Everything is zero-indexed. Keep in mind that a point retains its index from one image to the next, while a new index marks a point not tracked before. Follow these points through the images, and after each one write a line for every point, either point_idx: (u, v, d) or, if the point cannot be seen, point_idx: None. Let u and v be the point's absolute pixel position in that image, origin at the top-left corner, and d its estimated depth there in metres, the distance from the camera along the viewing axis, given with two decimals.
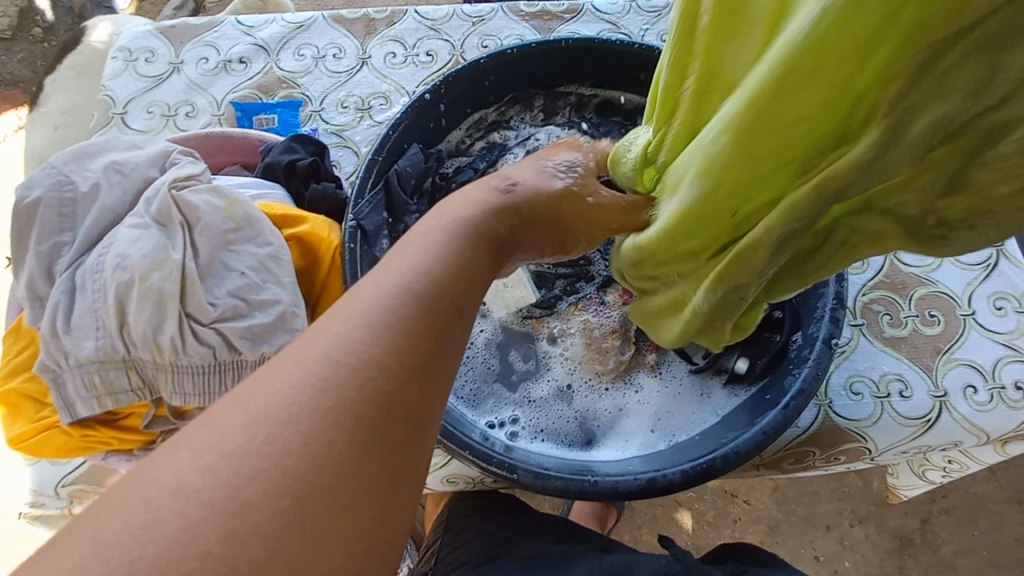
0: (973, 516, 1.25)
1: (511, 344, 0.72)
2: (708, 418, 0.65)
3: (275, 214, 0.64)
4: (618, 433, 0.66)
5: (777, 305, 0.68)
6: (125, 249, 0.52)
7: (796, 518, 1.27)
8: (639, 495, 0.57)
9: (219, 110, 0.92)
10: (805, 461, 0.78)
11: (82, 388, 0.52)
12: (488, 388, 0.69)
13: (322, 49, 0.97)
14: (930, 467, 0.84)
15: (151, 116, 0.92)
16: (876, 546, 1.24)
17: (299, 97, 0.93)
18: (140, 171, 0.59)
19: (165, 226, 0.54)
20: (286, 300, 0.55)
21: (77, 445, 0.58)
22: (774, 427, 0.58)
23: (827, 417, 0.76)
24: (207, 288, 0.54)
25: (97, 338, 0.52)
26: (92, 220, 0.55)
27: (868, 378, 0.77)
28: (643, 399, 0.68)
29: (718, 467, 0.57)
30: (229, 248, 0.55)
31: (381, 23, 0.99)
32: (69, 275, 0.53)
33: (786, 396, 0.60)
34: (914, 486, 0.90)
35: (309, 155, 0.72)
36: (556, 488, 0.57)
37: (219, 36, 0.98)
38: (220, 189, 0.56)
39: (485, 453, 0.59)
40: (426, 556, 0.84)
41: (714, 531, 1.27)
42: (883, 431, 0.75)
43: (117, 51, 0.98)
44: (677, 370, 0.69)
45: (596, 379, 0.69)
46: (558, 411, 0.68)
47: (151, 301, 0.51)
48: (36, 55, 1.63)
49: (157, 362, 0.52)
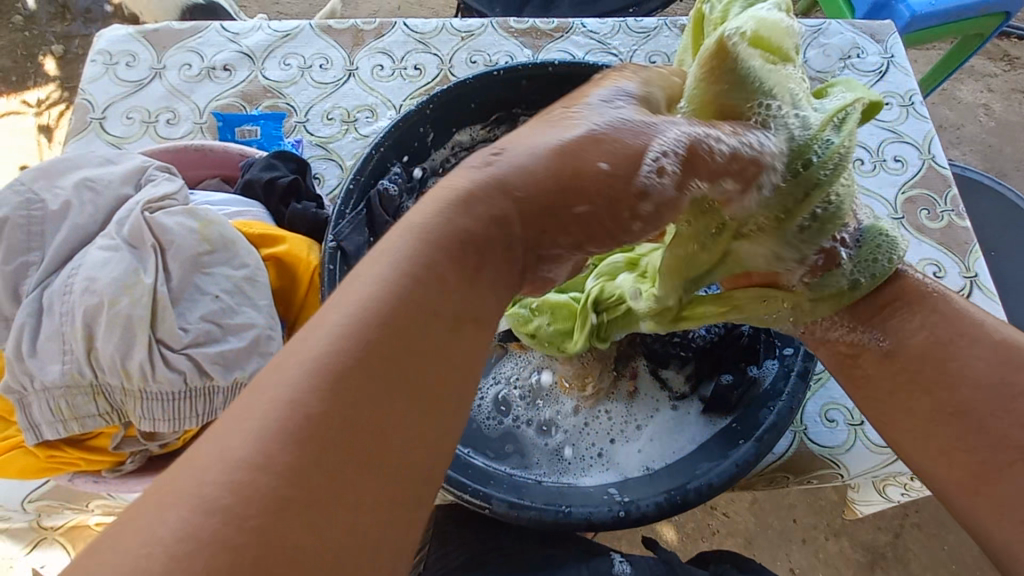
0: (943, 532, 1.27)
1: (491, 367, 0.72)
2: (687, 447, 0.65)
3: (253, 234, 0.64)
4: (597, 461, 0.66)
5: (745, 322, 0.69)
6: (95, 272, 0.51)
7: (772, 531, 1.28)
8: (612, 527, 0.57)
9: (200, 119, 0.91)
10: (779, 485, 0.79)
11: (47, 412, 0.50)
12: (471, 419, 0.69)
13: (308, 59, 0.96)
14: (893, 484, 0.82)
15: (130, 122, 0.91)
16: (850, 560, 1.26)
17: (284, 108, 0.92)
18: (114, 188, 0.58)
19: (136, 248, 0.53)
20: (260, 324, 0.55)
21: (43, 466, 0.56)
22: (746, 459, 0.59)
23: (801, 443, 0.77)
24: (178, 312, 0.53)
25: (63, 362, 0.51)
26: (62, 238, 0.54)
27: (843, 407, 0.79)
28: (621, 426, 0.68)
29: (691, 497, 0.58)
30: (202, 270, 0.55)
31: (369, 35, 0.98)
32: (36, 296, 0.52)
33: (759, 429, 0.61)
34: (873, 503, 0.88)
35: (290, 172, 0.71)
36: (530, 519, 0.57)
37: (202, 42, 0.97)
38: (195, 210, 0.55)
39: (461, 481, 0.58)
40: (413, 564, 0.83)
41: (693, 543, 1.28)
42: (855, 457, 0.76)
43: (96, 54, 0.96)
44: (656, 396, 0.70)
45: (578, 407, 0.70)
46: (539, 443, 0.68)
47: (119, 327, 0.50)
48: (31, 71, 1.67)
49: (125, 387, 0.51)
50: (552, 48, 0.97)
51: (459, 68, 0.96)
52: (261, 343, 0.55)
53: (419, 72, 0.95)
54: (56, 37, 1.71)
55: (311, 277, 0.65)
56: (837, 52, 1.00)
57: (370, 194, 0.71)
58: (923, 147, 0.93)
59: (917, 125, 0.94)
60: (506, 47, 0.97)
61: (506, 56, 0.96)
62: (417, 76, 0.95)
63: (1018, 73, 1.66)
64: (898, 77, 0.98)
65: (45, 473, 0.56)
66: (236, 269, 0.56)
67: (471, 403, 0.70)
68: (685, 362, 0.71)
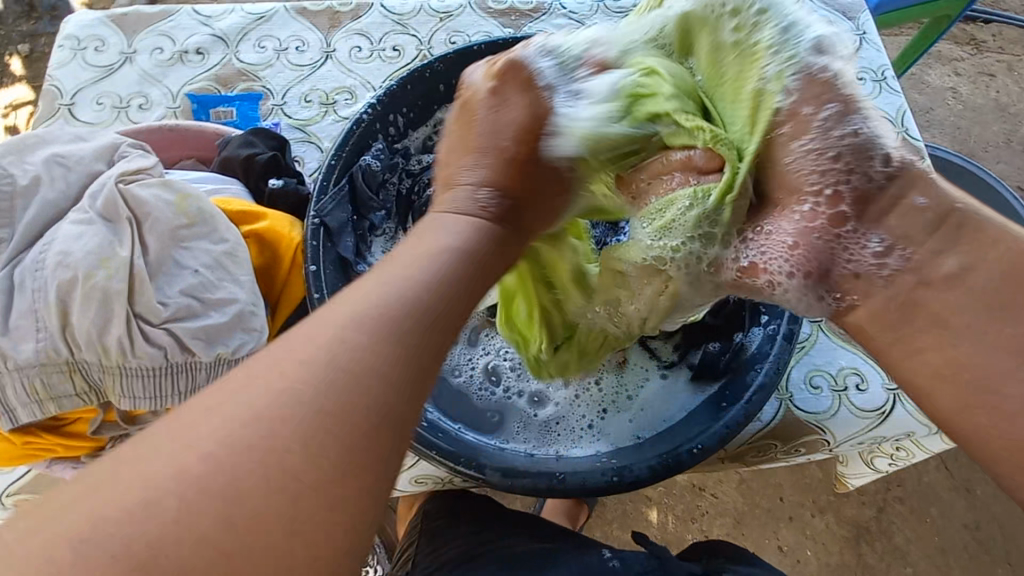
0: (925, 504, 1.30)
1: (478, 339, 0.72)
2: (677, 414, 0.66)
3: (232, 211, 0.63)
4: (589, 432, 0.66)
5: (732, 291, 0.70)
6: (68, 245, 0.49)
7: (760, 510, 1.30)
8: (605, 491, 0.57)
9: (174, 103, 0.89)
10: (767, 454, 0.80)
11: (21, 393, 0.49)
12: (462, 395, 0.68)
13: (284, 42, 0.94)
14: (879, 455, 0.84)
15: (101, 108, 0.88)
16: (836, 535, 1.29)
17: (260, 90, 0.90)
18: (85, 164, 0.56)
19: (111, 221, 0.52)
20: (242, 299, 0.54)
21: (18, 453, 0.54)
22: (737, 420, 0.60)
23: (788, 411, 0.78)
24: (157, 287, 0.52)
25: (36, 340, 0.49)
26: (33, 215, 0.52)
27: (826, 372, 0.80)
28: (613, 395, 0.69)
29: (683, 460, 0.59)
30: (181, 244, 0.53)
31: (346, 16, 0.97)
32: (6, 274, 0.50)
33: (749, 391, 0.62)
34: (863, 475, 0.90)
35: (268, 149, 0.69)
36: (525, 487, 0.57)
37: (174, 26, 0.94)
38: (171, 183, 0.54)
39: (452, 453, 0.58)
40: (404, 557, 0.82)
41: (682, 525, 1.29)
42: (840, 423, 0.78)
43: (64, 39, 0.93)
44: (645, 366, 0.70)
45: (568, 378, 0.70)
46: (530, 414, 0.67)
47: (96, 301, 0.48)
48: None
49: (103, 364, 0.50)
50: (532, 28, 0.97)
51: (438, 49, 0.95)
52: (244, 318, 0.54)
53: (398, 54, 0.94)
54: (21, 35, 1.65)
55: (294, 254, 0.64)
56: None
57: (354, 169, 0.70)
58: (898, 121, 0.94)
59: (890, 100, 0.96)
60: (484, 27, 0.97)
61: (484, 36, 0.96)
62: (396, 58, 0.94)
63: (984, 56, 1.71)
64: (870, 53, 0.99)
65: (20, 459, 0.54)
66: (216, 243, 0.55)
67: (460, 384, 0.69)
68: (672, 331, 0.71)
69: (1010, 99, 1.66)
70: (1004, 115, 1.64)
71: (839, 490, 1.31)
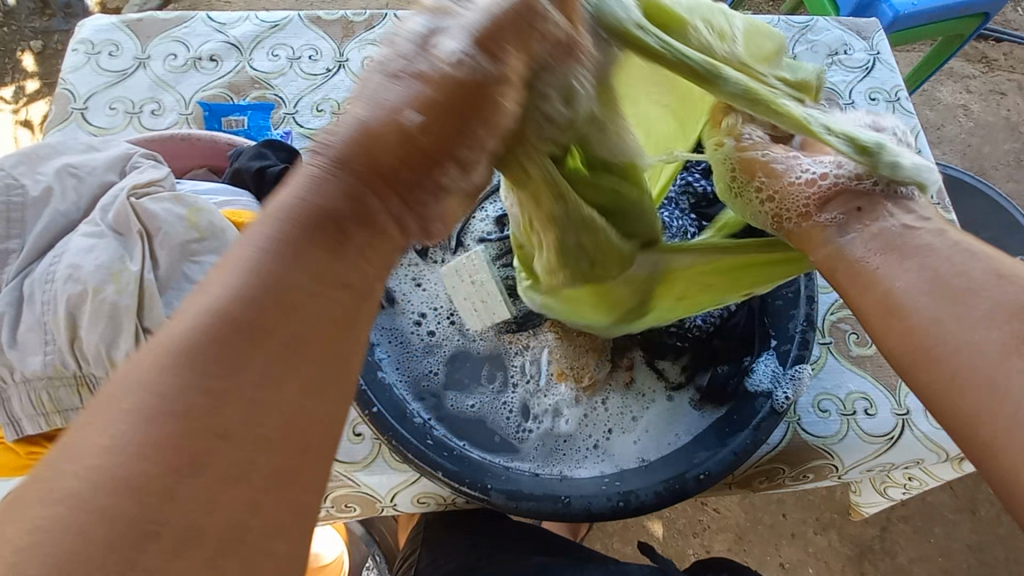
0: (929, 524, 1.28)
1: (491, 355, 0.71)
2: (681, 438, 0.65)
3: (242, 223, 0.63)
4: (593, 452, 0.66)
5: (743, 313, 0.69)
6: (79, 259, 0.49)
7: (762, 526, 1.29)
8: (610, 516, 0.58)
9: (186, 109, 0.89)
10: (775, 480, 0.79)
11: (28, 405, 0.49)
12: (467, 417, 0.67)
13: (297, 50, 0.94)
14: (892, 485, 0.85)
15: (114, 113, 0.88)
16: (838, 553, 1.27)
17: (272, 98, 0.90)
18: (97, 175, 0.56)
19: (122, 235, 0.52)
20: None
21: (22, 463, 0.53)
22: (744, 447, 0.60)
23: (795, 434, 0.77)
24: (166, 301, 0.52)
25: (45, 353, 0.49)
26: (43, 226, 0.52)
27: (836, 397, 0.79)
28: (617, 414, 0.68)
29: (689, 486, 0.58)
30: (191, 258, 0.53)
31: (359, 26, 0.97)
32: (16, 285, 0.50)
33: (757, 416, 0.62)
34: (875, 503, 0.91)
35: (280, 161, 0.70)
36: (530, 509, 0.57)
37: (188, 32, 0.95)
38: (183, 197, 0.54)
39: (458, 475, 0.59)
40: (404, 567, 0.81)
41: (684, 539, 1.28)
42: (849, 448, 0.77)
43: (78, 43, 0.93)
44: (653, 386, 0.70)
45: (576, 395, 0.69)
46: (534, 432, 0.67)
47: (105, 315, 0.48)
48: (9, 69, 1.62)
49: (110, 379, 0.50)
50: None
51: None
52: None
53: None
54: (35, 32, 1.66)
55: None
56: (825, 49, 0.99)
57: None
58: (910, 142, 0.92)
59: (903, 121, 0.94)
60: None
61: None
62: None
63: (995, 74, 1.70)
64: (884, 73, 0.98)
65: (24, 470, 0.53)
66: (226, 257, 0.54)
67: (470, 406, 0.67)
68: (681, 352, 0.70)
69: (1021, 118, 1.65)
70: (1015, 134, 1.63)
71: (844, 508, 1.30)
